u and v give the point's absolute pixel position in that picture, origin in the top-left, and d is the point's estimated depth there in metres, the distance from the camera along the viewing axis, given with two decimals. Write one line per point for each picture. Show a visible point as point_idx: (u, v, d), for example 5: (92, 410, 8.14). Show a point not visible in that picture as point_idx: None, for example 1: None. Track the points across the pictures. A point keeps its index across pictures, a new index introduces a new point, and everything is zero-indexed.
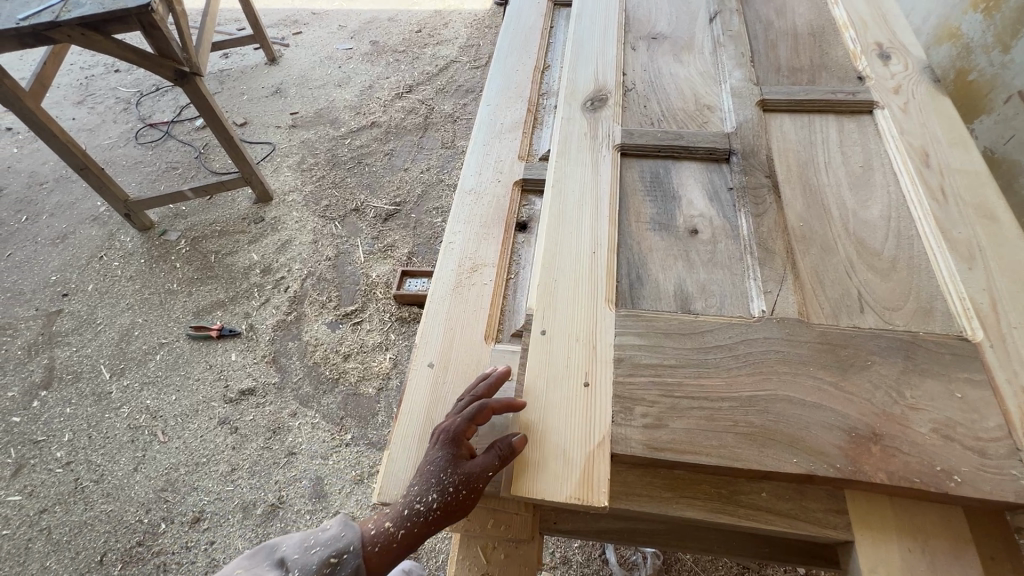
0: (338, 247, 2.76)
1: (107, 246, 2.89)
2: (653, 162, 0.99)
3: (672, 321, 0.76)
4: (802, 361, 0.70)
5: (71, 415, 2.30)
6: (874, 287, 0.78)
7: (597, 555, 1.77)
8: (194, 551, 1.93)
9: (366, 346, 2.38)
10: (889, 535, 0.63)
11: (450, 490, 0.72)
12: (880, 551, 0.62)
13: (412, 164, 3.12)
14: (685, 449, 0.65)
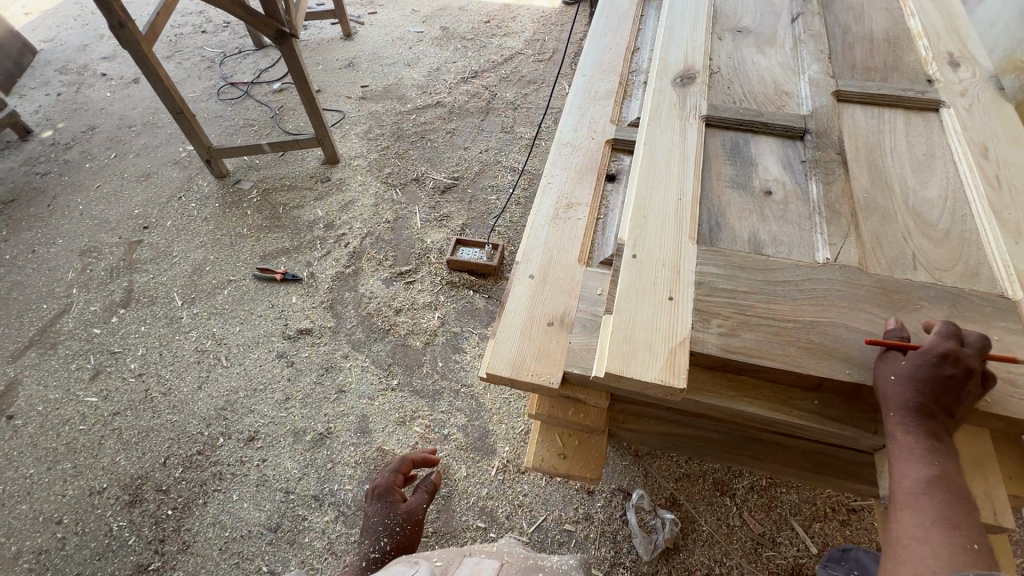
0: (397, 212, 2.93)
1: (185, 189, 3.12)
2: (735, 133, 1.12)
3: (747, 258, 0.89)
4: (859, 299, 0.82)
5: (145, 333, 2.51)
6: (928, 251, 0.89)
7: (618, 516, 1.85)
8: (248, 466, 2.10)
9: (416, 304, 2.52)
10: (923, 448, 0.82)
11: (400, 523, 1.68)
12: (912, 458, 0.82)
13: (472, 143, 3.27)
14: (753, 355, 0.78)
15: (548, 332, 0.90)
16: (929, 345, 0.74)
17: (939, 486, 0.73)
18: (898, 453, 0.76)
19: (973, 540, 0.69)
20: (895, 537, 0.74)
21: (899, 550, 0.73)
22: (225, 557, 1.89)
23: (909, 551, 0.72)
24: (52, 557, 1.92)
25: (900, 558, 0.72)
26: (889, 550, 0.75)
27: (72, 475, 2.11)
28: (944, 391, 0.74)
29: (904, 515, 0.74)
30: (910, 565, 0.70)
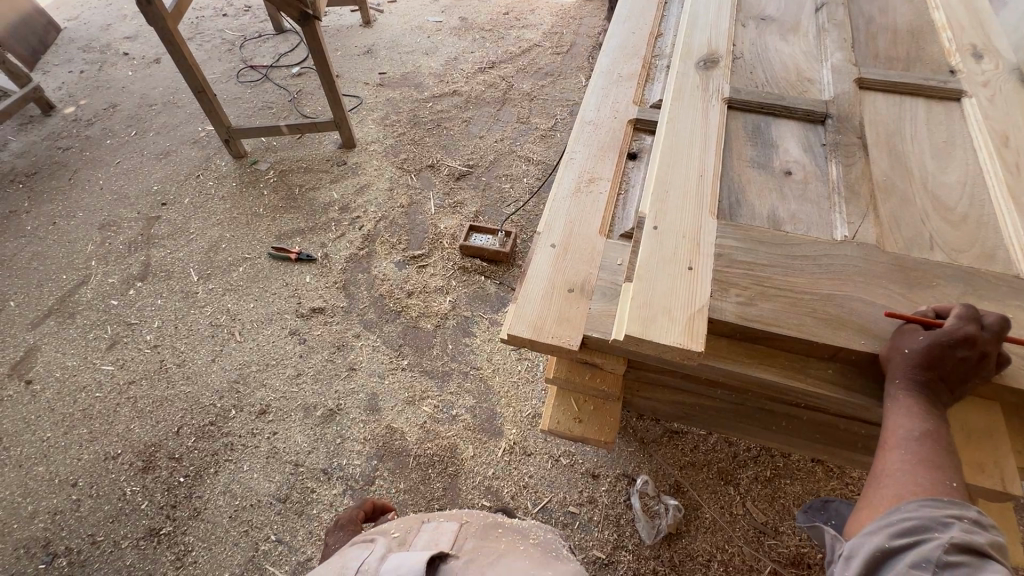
0: (412, 197, 2.96)
1: (203, 168, 3.16)
2: (756, 116, 1.14)
3: (766, 233, 0.91)
4: (876, 274, 0.84)
5: (161, 306, 2.55)
6: (945, 233, 0.91)
7: (621, 500, 1.87)
8: (259, 438, 2.14)
9: (428, 287, 2.55)
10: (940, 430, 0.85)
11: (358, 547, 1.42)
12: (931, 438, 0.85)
13: (487, 133, 3.29)
14: (769, 324, 0.81)
15: (569, 298, 0.93)
16: (950, 324, 0.74)
17: (930, 433, 0.78)
18: (893, 404, 0.79)
19: (953, 480, 0.75)
20: (880, 468, 0.81)
21: (880, 479, 0.80)
22: (235, 525, 1.93)
23: (890, 482, 0.79)
24: (67, 518, 1.97)
25: (880, 486, 0.80)
26: (873, 478, 0.82)
27: (88, 440, 2.15)
28: (950, 358, 0.74)
29: (891, 452, 0.80)
30: (888, 493, 0.78)
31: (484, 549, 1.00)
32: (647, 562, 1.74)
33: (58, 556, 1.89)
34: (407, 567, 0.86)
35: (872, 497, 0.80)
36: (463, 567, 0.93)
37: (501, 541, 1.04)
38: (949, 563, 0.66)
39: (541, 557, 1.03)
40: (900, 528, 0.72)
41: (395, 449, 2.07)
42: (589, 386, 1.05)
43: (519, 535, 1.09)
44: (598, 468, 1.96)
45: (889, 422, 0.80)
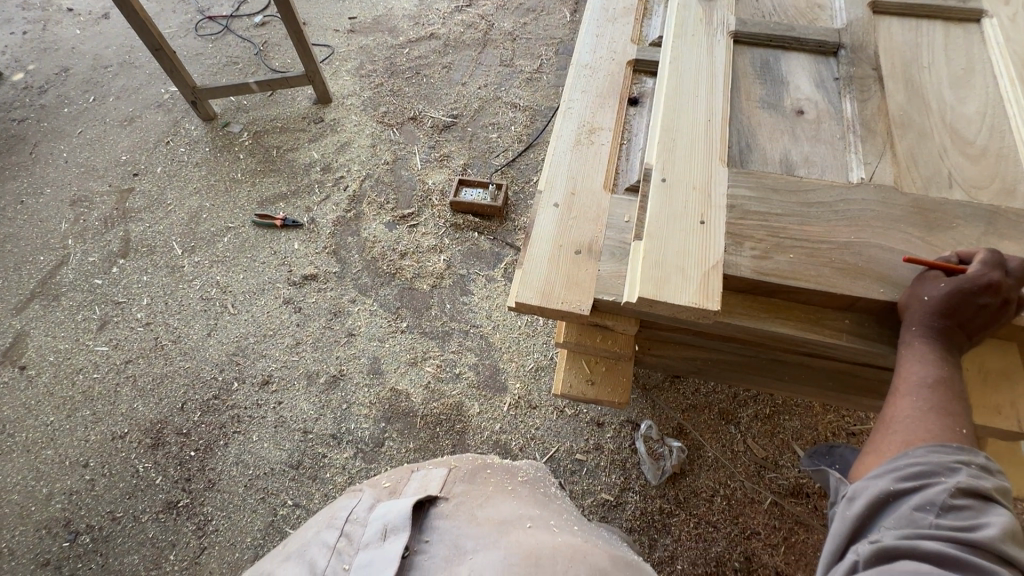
0: (396, 153, 2.83)
1: (172, 133, 2.99)
2: (764, 51, 1.07)
3: (779, 180, 0.87)
4: (894, 218, 0.81)
5: (148, 283, 2.49)
6: (964, 169, 0.87)
7: (627, 445, 1.92)
8: (264, 408, 2.14)
9: (421, 247, 2.49)
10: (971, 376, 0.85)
11: None
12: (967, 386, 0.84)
13: (469, 79, 3.11)
14: (787, 277, 0.78)
15: (580, 261, 0.89)
16: (974, 271, 0.72)
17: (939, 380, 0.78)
18: (907, 351, 0.79)
19: (962, 426, 0.76)
20: (890, 415, 0.82)
21: (890, 425, 0.81)
22: (251, 493, 1.97)
23: (899, 428, 0.80)
24: (84, 497, 2.00)
25: (889, 431, 0.80)
26: (881, 424, 0.83)
27: (92, 422, 2.15)
28: (969, 304, 0.73)
29: (904, 399, 0.80)
30: (898, 439, 0.79)
31: (475, 489, 1.01)
32: (654, 501, 1.81)
33: (81, 534, 1.93)
34: (395, 511, 0.87)
35: (880, 443, 0.81)
36: (451, 509, 0.94)
37: (491, 481, 1.06)
38: (953, 504, 0.68)
39: (530, 493, 1.07)
40: (909, 471, 0.73)
41: (402, 410, 2.09)
42: (601, 348, 1.04)
43: (508, 473, 1.12)
44: (602, 416, 2.00)
45: (903, 369, 0.80)
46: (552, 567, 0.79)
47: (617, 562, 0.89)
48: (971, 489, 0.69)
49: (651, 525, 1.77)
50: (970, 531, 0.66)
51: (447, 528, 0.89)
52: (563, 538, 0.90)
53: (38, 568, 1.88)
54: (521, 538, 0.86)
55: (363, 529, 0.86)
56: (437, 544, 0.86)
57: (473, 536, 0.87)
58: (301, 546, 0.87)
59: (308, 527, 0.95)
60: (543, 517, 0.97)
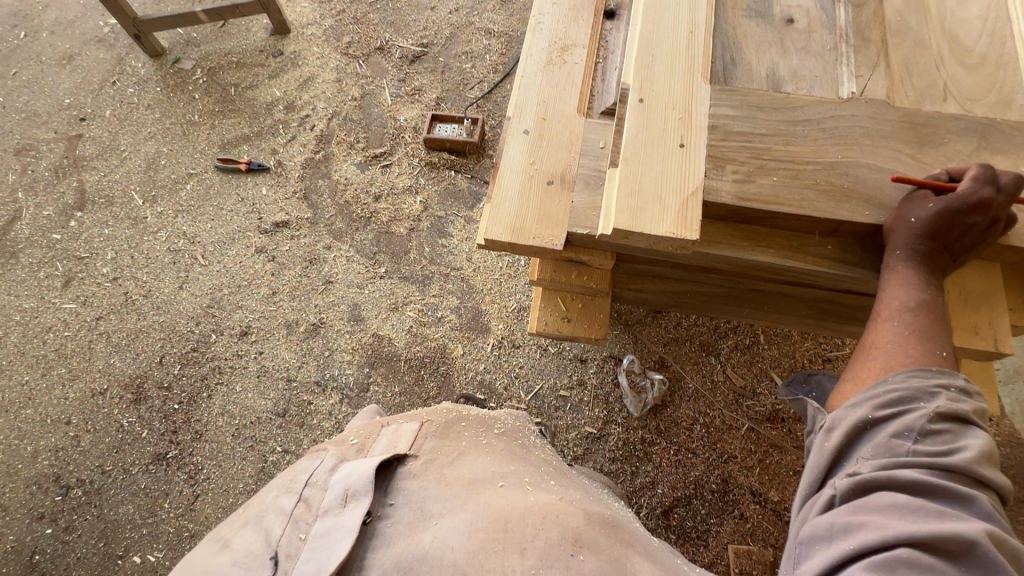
0: (363, 88, 2.65)
1: (118, 72, 2.75)
2: None
3: (765, 97, 0.80)
4: (884, 135, 0.76)
5: (110, 236, 2.37)
6: (960, 80, 0.81)
7: (610, 380, 1.94)
8: (245, 359, 2.12)
9: (396, 189, 2.38)
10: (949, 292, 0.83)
11: None
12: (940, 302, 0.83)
13: (439, 2, 2.86)
14: (769, 202, 0.74)
15: (553, 193, 0.84)
16: (965, 188, 0.69)
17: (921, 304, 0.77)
18: (890, 276, 0.80)
19: (943, 350, 0.76)
20: (871, 341, 0.82)
21: (871, 351, 0.81)
22: (240, 441, 1.99)
23: (880, 354, 0.80)
24: (70, 454, 2.00)
25: (869, 358, 0.81)
26: (861, 352, 0.83)
27: (70, 379, 2.11)
28: (958, 225, 0.70)
29: (885, 324, 0.81)
30: (878, 364, 0.79)
31: (446, 446, 1.01)
32: (636, 432, 1.86)
33: (72, 488, 1.95)
34: (357, 475, 0.84)
35: (860, 369, 0.81)
36: (420, 468, 0.93)
37: (463, 436, 1.06)
38: (931, 430, 0.70)
39: (505, 446, 1.08)
40: (888, 398, 0.74)
41: (386, 355, 2.08)
42: (576, 285, 1.01)
43: (484, 425, 1.12)
44: (585, 353, 2.01)
45: (886, 294, 0.80)
46: (519, 532, 0.81)
47: (592, 520, 0.91)
48: (950, 413, 0.70)
49: (633, 454, 1.83)
50: (945, 455, 0.68)
51: (413, 490, 0.89)
52: (535, 498, 0.91)
53: (33, 521, 1.90)
54: (491, 501, 0.87)
55: (323, 494, 0.83)
56: (403, 508, 0.86)
57: (441, 498, 0.88)
58: (258, 512, 0.84)
59: (266, 489, 0.91)
60: (516, 474, 0.98)
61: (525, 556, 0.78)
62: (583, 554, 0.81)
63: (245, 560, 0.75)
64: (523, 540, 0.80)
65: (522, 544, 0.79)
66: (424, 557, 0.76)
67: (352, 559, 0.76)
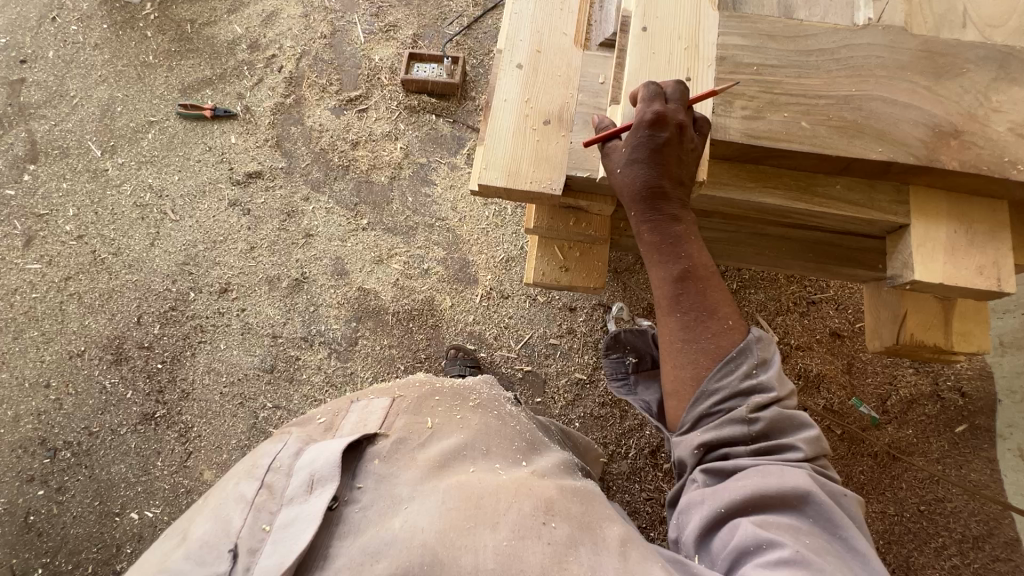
0: (333, 24, 2.45)
1: (57, 6, 2.48)
2: None
3: (777, 24, 0.75)
4: (900, 67, 0.72)
5: (70, 191, 2.22)
6: (981, 4, 0.77)
7: (599, 327, 1.95)
8: (228, 316, 2.06)
9: (375, 135, 2.26)
10: (942, 221, 0.79)
11: None
12: (931, 229, 0.79)
13: None
14: (779, 139, 0.72)
15: (553, 134, 0.79)
16: (639, 115, 0.69)
17: (691, 271, 0.84)
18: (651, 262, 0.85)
19: (727, 321, 0.85)
20: (669, 350, 0.87)
21: (675, 360, 0.86)
22: (229, 399, 1.97)
23: (684, 361, 0.85)
24: (54, 416, 1.96)
25: (679, 367, 0.86)
26: (667, 365, 0.88)
27: (44, 342, 2.04)
28: (680, 152, 0.71)
29: (670, 323, 0.86)
30: (688, 373, 0.85)
31: (417, 423, 0.99)
32: None
33: (60, 450, 1.92)
34: (322, 458, 0.85)
35: (678, 380, 0.86)
36: (389, 448, 0.92)
37: (436, 411, 1.04)
38: (743, 390, 0.80)
39: (481, 417, 1.06)
40: (706, 390, 0.82)
41: (372, 309, 2.04)
42: (574, 233, 0.98)
43: (459, 398, 1.10)
44: (575, 301, 2.01)
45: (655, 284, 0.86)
46: (489, 511, 0.81)
47: (564, 489, 0.90)
48: (749, 358, 0.82)
49: (621, 399, 1.87)
50: (763, 415, 0.79)
51: (382, 473, 0.88)
52: (508, 475, 0.91)
53: (24, 484, 1.89)
54: (462, 480, 0.86)
55: (287, 480, 0.82)
56: (371, 493, 0.85)
57: (410, 480, 0.87)
58: (217, 500, 0.81)
59: (230, 473, 0.90)
60: (490, 450, 0.98)
61: (497, 531, 0.78)
62: (554, 522, 0.81)
63: (200, 551, 0.73)
64: (495, 515, 0.80)
65: (494, 519, 0.80)
66: (395, 540, 0.76)
67: (317, 547, 0.76)
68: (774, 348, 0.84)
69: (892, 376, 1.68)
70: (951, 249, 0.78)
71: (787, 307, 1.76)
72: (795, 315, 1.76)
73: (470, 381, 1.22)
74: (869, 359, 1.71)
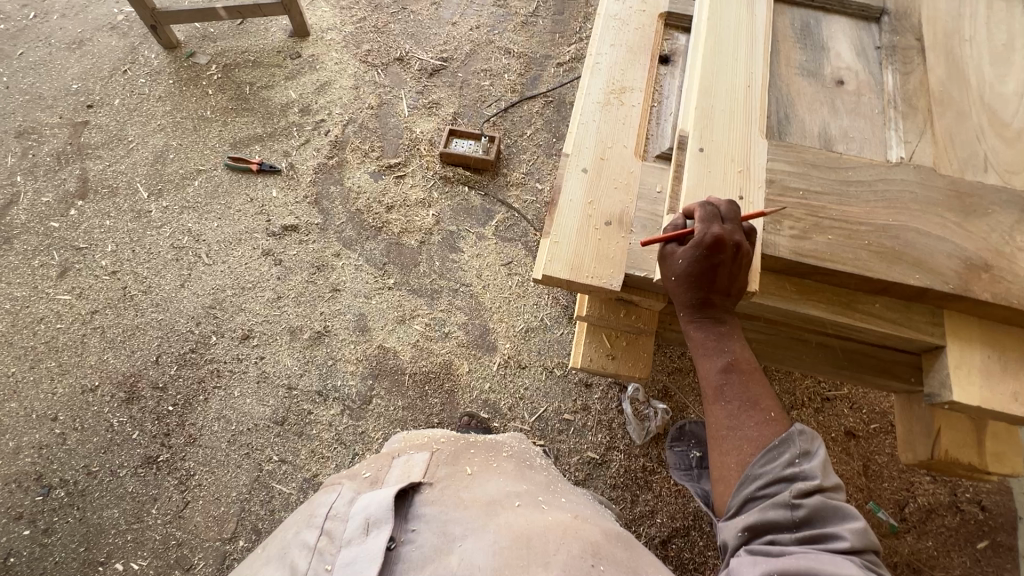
0: (381, 97, 2.65)
1: (130, 61, 2.71)
2: (804, 12, 1.04)
3: (820, 155, 0.85)
4: (932, 202, 0.80)
5: (112, 228, 2.31)
6: (1000, 151, 0.86)
7: (614, 406, 1.95)
8: (246, 363, 2.08)
9: (409, 201, 2.38)
10: (975, 347, 0.84)
11: None
12: (966, 353, 0.83)
13: (461, 18, 2.88)
14: (824, 258, 0.78)
15: (615, 234, 0.88)
16: (698, 235, 0.75)
17: (735, 364, 0.89)
18: (698, 349, 0.90)
19: (770, 411, 0.86)
20: (714, 435, 0.88)
21: (722, 447, 0.86)
22: (235, 449, 1.94)
23: (730, 447, 0.85)
24: (55, 452, 1.92)
25: (724, 453, 0.85)
26: (715, 452, 0.87)
27: (59, 374, 2.04)
28: (733, 267, 0.77)
29: (716, 408, 0.88)
30: (733, 459, 0.84)
31: (457, 472, 1.01)
32: (638, 459, 1.87)
33: (55, 488, 1.87)
34: (376, 502, 0.86)
35: (722, 467, 0.85)
36: (437, 495, 0.94)
37: (474, 461, 1.06)
38: (782, 475, 0.78)
39: (514, 468, 1.08)
40: (742, 478, 0.81)
41: (390, 368, 2.06)
42: (624, 323, 1.06)
43: (493, 450, 1.13)
44: (591, 377, 2.03)
45: (702, 369, 0.91)
46: (543, 547, 0.81)
47: (608, 535, 0.91)
48: (791, 448, 0.80)
49: (634, 482, 1.83)
50: (806, 501, 0.74)
51: (434, 515, 0.89)
52: (552, 516, 0.92)
53: (11, 522, 1.82)
54: (511, 522, 0.87)
55: (345, 525, 0.85)
56: (424, 533, 0.86)
57: (462, 521, 0.88)
58: (281, 549, 0.85)
59: (284, 527, 0.93)
60: (531, 494, 0.99)
61: (550, 569, 0.78)
62: (603, 565, 0.82)
63: None
64: (546, 554, 0.81)
65: (546, 557, 0.80)
66: None
67: None
68: (817, 438, 0.80)
69: (909, 482, 1.67)
70: (986, 375, 0.82)
71: (802, 401, 1.77)
72: (810, 410, 1.78)
73: (500, 436, 1.24)
74: (885, 463, 1.70)
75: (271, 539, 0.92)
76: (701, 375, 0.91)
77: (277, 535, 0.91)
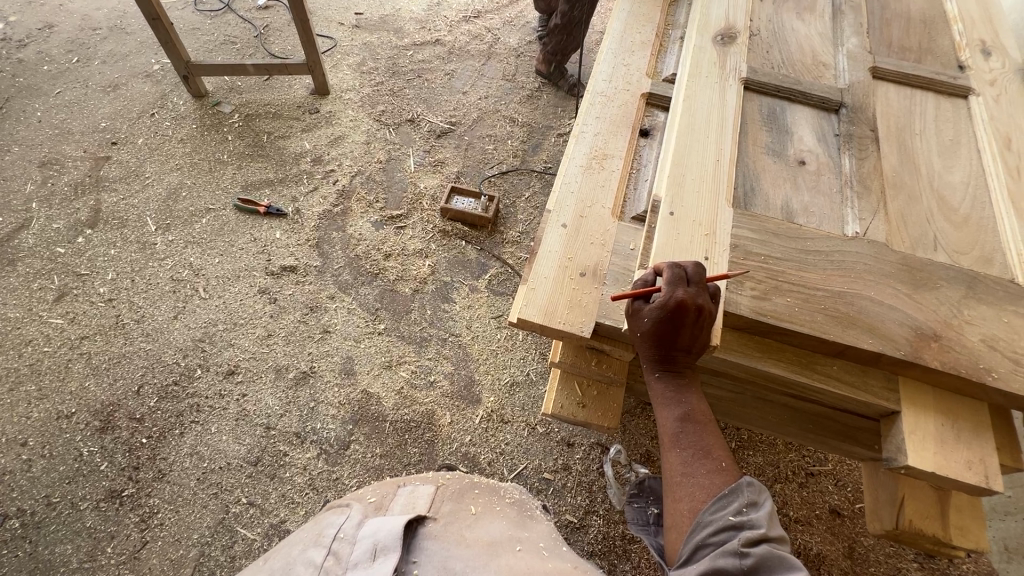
0: (390, 153, 2.80)
1: (158, 105, 2.89)
2: (772, 100, 1.16)
3: (781, 225, 0.93)
4: (884, 274, 0.88)
5: (115, 257, 2.37)
6: (949, 234, 0.95)
7: (595, 468, 1.92)
8: (227, 399, 2.06)
9: (407, 251, 2.45)
10: (929, 414, 0.87)
11: None
12: (920, 419, 0.87)
13: (471, 89, 3.11)
14: (783, 319, 0.85)
15: (587, 284, 0.95)
16: (664, 297, 0.81)
17: (692, 414, 0.93)
18: (658, 400, 0.94)
19: (723, 461, 0.89)
20: (671, 483, 0.90)
21: (677, 494, 0.89)
22: (203, 487, 1.88)
23: (685, 496, 0.87)
24: (18, 479, 1.86)
25: (678, 501, 0.88)
26: (670, 499, 0.90)
27: (37, 398, 2.02)
28: (695, 327, 0.82)
29: (673, 456, 0.92)
30: (686, 507, 0.86)
31: (462, 510, 1.04)
32: (616, 526, 1.81)
33: (10, 518, 1.80)
34: (385, 530, 0.89)
35: (677, 514, 0.87)
36: (441, 529, 0.97)
37: (478, 502, 1.09)
38: (731, 525, 0.79)
39: (517, 515, 1.10)
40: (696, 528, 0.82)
41: (371, 414, 2.04)
42: (596, 370, 1.10)
43: (496, 494, 1.15)
44: (573, 437, 2.00)
45: (660, 419, 0.95)
46: None
47: None
48: (740, 498, 0.82)
49: (611, 550, 1.77)
50: (754, 550, 0.75)
51: (435, 549, 0.91)
52: (553, 564, 0.92)
53: None
54: (513, 564, 0.88)
55: (352, 547, 0.87)
56: (426, 565, 0.88)
57: (464, 558, 0.90)
58: (285, 564, 0.88)
59: (288, 545, 0.96)
60: (532, 540, 1.00)
61: None
62: None
63: None
64: None
65: None
66: None
67: None
68: (766, 493, 0.83)
69: (895, 567, 1.60)
70: (941, 443, 0.84)
71: (785, 475, 1.75)
72: (794, 484, 1.75)
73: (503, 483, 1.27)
74: (871, 546, 1.64)
75: (276, 553, 0.95)
76: (658, 422, 0.95)
77: (282, 551, 0.94)
